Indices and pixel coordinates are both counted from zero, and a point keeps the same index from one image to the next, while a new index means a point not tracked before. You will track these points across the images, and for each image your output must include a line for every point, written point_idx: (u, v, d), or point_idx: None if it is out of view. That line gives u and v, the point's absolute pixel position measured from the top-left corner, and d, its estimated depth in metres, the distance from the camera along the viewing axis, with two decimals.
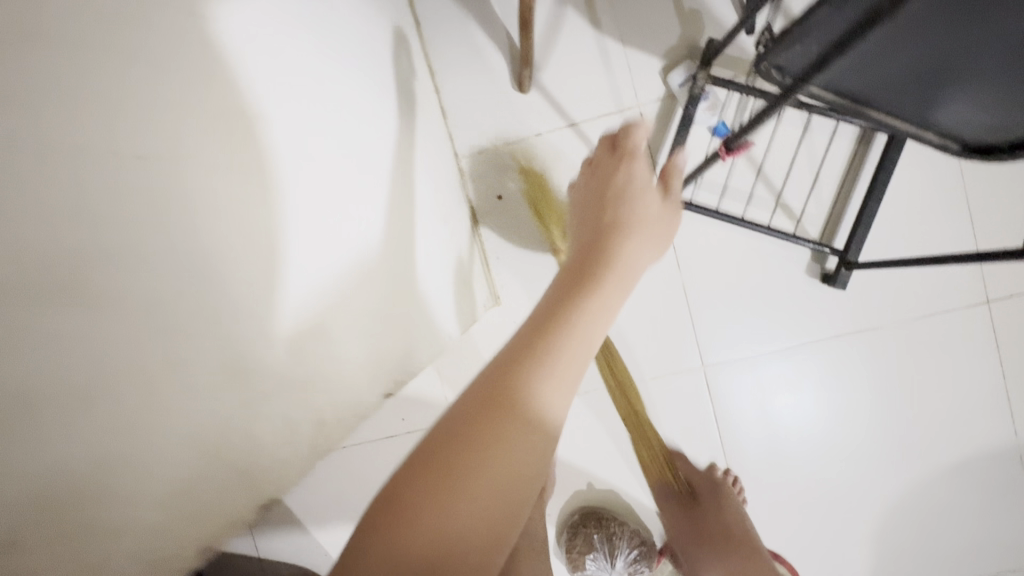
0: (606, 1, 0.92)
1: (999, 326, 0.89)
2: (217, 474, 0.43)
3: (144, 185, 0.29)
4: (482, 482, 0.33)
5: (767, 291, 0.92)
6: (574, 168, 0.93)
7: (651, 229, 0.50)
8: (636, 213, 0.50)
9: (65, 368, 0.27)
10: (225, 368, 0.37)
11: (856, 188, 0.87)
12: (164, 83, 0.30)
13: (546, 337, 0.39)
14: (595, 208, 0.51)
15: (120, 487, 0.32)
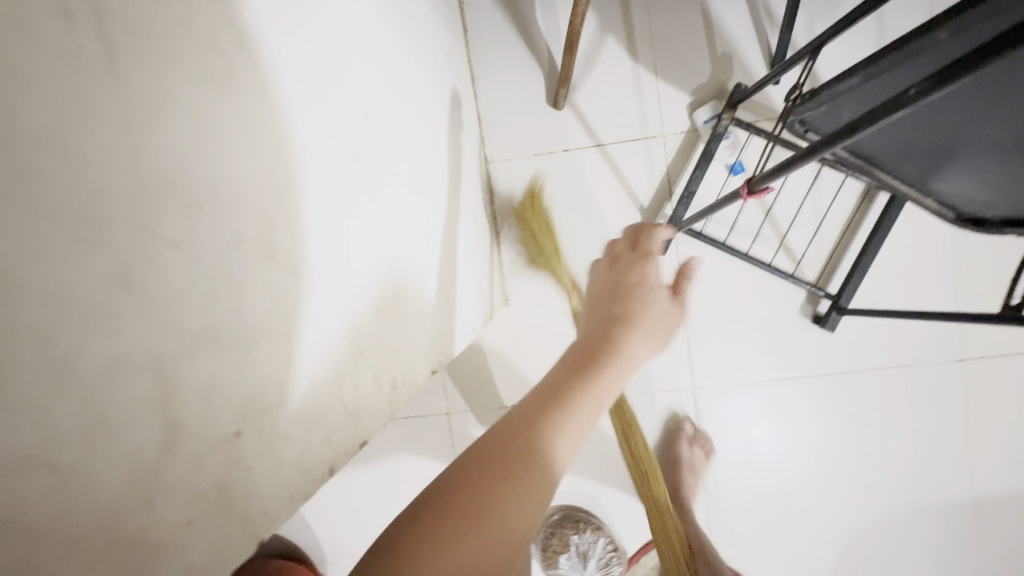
0: (645, 34, 0.97)
1: (971, 384, 0.96)
2: (329, 429, 0.38)
3: (274, 132, 0.30)
4: (475, 539, 0.34)
5: (761, 325, 0.98)
6: (595, 187, 0.99)
7: (655, 328, 0.50)
8: (644, 312, 0.51)
9: (196, 287, 0.25)
10: (328, 309, 0.36)
11: (855, 239, 0.93)
12: (300, 54, 0.32)
13: (545, 419, 0.41)
14: (616, 297, 0.52)
15: (254, 429, 0.30)
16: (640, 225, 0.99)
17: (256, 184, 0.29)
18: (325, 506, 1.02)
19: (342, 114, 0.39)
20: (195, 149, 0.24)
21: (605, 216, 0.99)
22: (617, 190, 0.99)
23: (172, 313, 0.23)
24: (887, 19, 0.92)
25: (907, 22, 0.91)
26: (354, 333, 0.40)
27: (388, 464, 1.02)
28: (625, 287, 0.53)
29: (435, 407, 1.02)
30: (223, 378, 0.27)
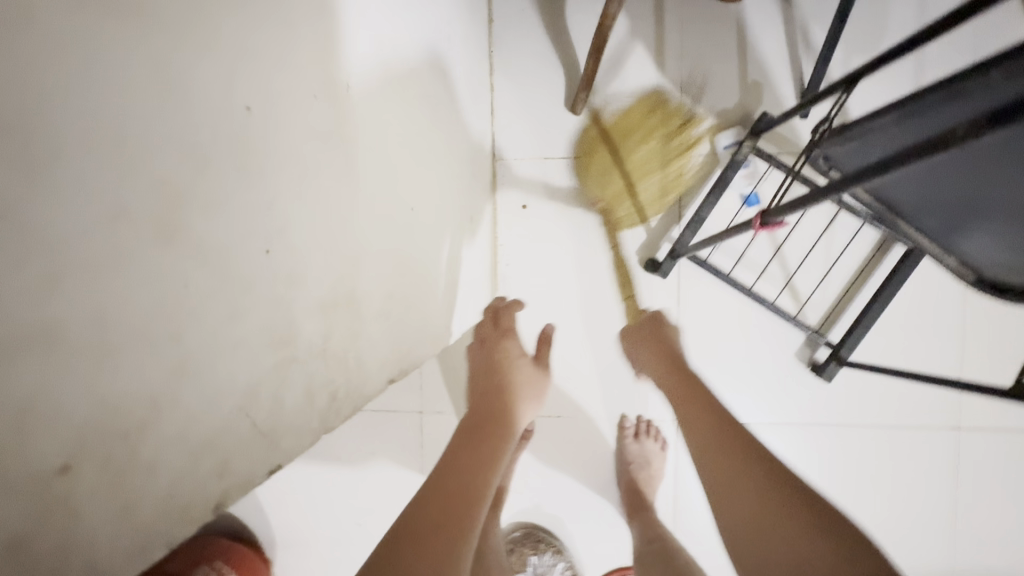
0: (675, 48, 0.93)
1: (964, 454, 0.92)
2: (248, 435, 0.34)
3: (218, 84, 0.27)
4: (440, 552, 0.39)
5: (755, 365, 0.93)
6: None
7: (531, 385, 0.64)
8: (522, 373, 0.64)
9: (82, 246, 0.21)
10: (264, 293, 0.32)
11: (864, 289, 0.89)
12: (265, 11, 0.29)
13: (481, 454, 0.49)
14: (497, 365, 0.64)
15: (159, 419, 0.26)
16: (643, 245, 0.95)
17: (184, 138, 0.25)
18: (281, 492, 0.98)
19: (322, 84, 0.35)
20: (102, 90, 0.21)
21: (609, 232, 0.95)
22: None
23: (50, 267, 0.20)
24: (928, 66, 0.88)
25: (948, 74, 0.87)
26: (291, 326, 0.35)
27: (351, 457, 0.98)
28: (502, 356, 0.66)
29: (408, 405, 0.98)
30: (91, 382, 0.22)
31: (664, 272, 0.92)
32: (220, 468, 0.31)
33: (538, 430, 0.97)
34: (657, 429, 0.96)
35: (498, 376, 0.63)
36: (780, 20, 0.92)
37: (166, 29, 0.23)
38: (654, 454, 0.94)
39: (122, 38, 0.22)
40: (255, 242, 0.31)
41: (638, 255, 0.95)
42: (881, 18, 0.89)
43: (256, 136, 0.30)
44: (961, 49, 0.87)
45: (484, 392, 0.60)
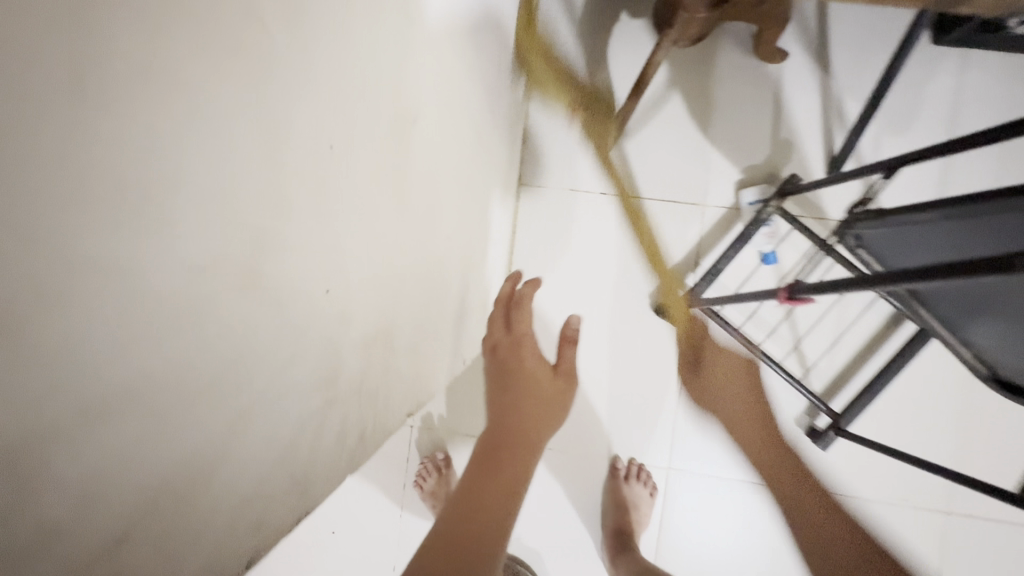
0: (711, 99, 0.94)
1: (950, 539, 0.91)
2: (284, 486, 0.34)
3: (317, 145, 0.28)
4: None
5: (752, 422, 0.93)
6: (620, 238, 0.95)
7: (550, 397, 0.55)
8: (537, 386, 0.55)
9: (195, 313, 0.22)
10: (321, 344, 0.33)
11: (870, 361, 0.89)
12: (355, 56, 0.30)
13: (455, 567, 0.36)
14: (509, 375, 0.56)
15: (223, 474, 0.27)
16: (657, 289, 0.95)
17: (283, 201, 0.26)
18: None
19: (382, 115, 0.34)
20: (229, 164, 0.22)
21: (622, 272, 0.95)
22: (641, 249, 0.95)
23: (165, 336, 0.21)
24: (953, 163, 0.90)
25: (973, 178, 0.89)
26: (338, 373, 0.36)
27: None
28: (516, 365, 0.57)
29: None
30: (176, 444, 0.23)
31: (673, 319, 0.92)
32: (256, 518, 0.32)
33: None
34: (648, 473, 0.94)
35: (516, 386, 0.55)
36: (817, 87, 0.93)
37: (288, 98, 0.25)
38: (643, 496, 0.92)
39: (234, 111, 0.22)
40: (323, 294, 0.31)
41: (649, 298, 0.95)
42: (915, 100, 0.91)
43: (337, 190, 0.30)
44: (990, 158, 0.89)
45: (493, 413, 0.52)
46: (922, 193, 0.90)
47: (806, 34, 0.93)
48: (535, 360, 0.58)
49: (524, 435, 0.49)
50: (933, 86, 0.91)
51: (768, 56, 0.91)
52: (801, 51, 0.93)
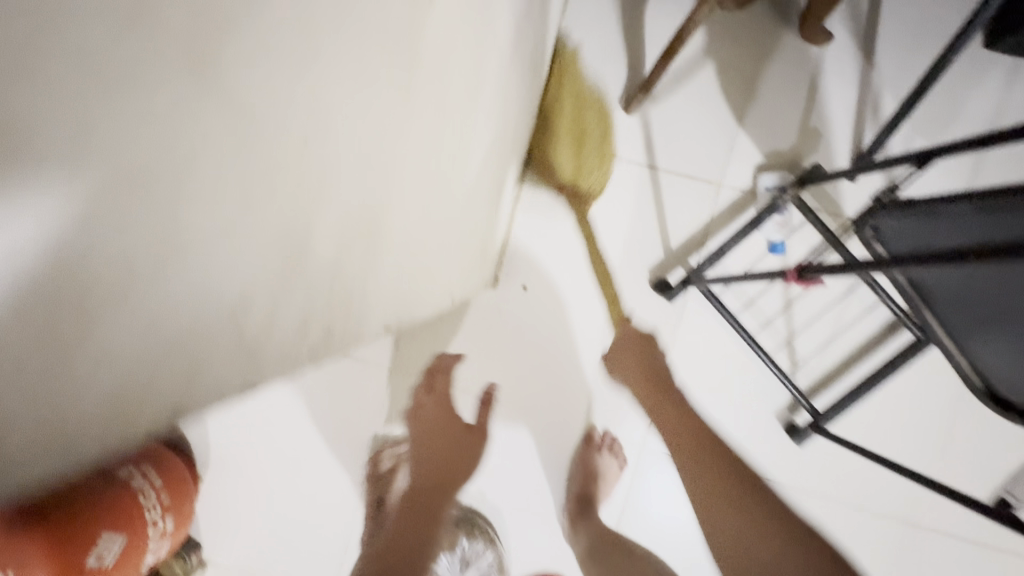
0: (745, 75, 0.90)
1: (913, 556, 0.90)
2: (253, 343, 0.32)
3: None
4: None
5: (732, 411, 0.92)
6: (628, 207, 0.92)
7: (475, 441, 0.90)
8: (460, 449, 0.89)
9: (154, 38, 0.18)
10: (309, 188, 0.30)
11: (861, 365, 0.88)
12: None
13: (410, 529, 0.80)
14: (438, 428, 0.89)
15: (178, 280, 0.23)
16: (658, 264, 0.92)
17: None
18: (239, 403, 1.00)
19: None
20: None
21: (623, 242, 0.92)
22: (647, 221, 0.92)
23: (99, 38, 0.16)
24: (990, 158, 0.86)
25: (1007, 172, 0.86)
26: (323, 232, 0.34)
27: (313, 390, 0.99)
28: (446, 426, 0.89)
29: (380, 357, 0.98)
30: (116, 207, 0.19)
31: (668, 296, 0.90)
32: (218, 365, 0.29)
33: (503, 416, 0.96)
34: (620, 446, 0.94)
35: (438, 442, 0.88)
36: (857, 77, 0.88)
37: None
38: (612, 466, 0.92)
39: None
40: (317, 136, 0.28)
41: (648, 273, 0.92)
42: (956, 106, 0.87)
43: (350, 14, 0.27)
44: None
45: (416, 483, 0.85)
46: (951, 188, 0.87)
47: (856, 19, 0.88)
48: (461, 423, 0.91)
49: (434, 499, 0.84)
50: (978, 94, 0.86)
51: (811, 36, 0.86)
52: (847, 36, 0.89)
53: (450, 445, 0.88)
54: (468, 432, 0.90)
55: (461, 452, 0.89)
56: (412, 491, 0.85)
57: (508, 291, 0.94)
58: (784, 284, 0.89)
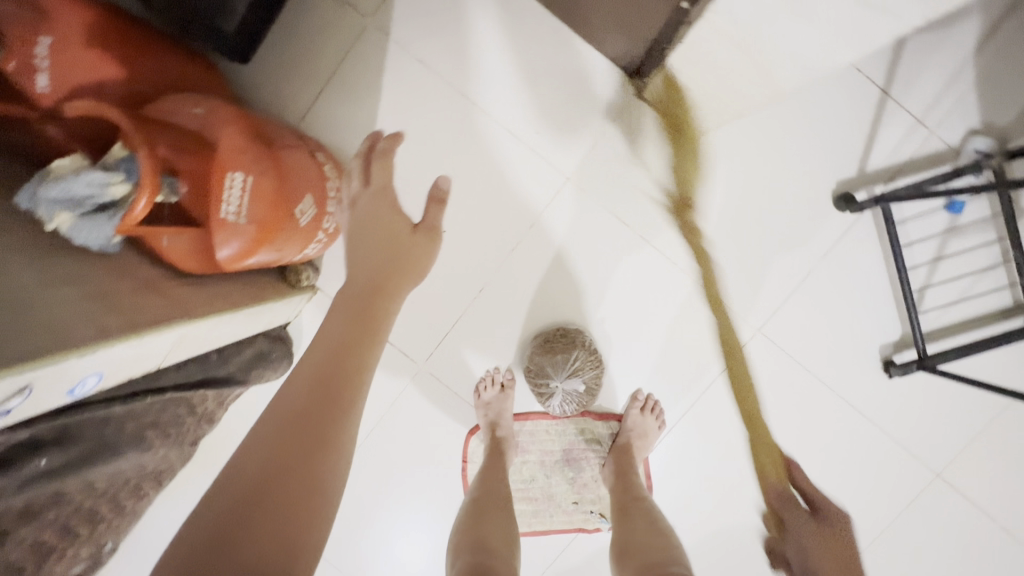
0: (1004, 42, 0.94)
1: (927, 494, 1.04)
2: None
3: None
4: (289, 497, 0.47)
5: (843, 331, 1.03)
6: (846, 119, 0.98)
7: (422, 253, 0.72)
8: (395, 238, 0.70)
9: None
10: None
11: (970, 331, 0.99)
12: None
13: (310, 398, 0.52)
14: (365, 226, 0.70)
15: None
16: (846, 180, 0.99)
17: None
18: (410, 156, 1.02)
19: None
20: None
21: (823, 149, 0.99)
22: (851, 140, 0.98)
23: None
24: None
25: None
26: None
27: (485, 169, 1.02)
28: (377, 214, 0.71)
29: (561, 164, 1.02)
30: None
31: (843, 210, 0.98)
32: None
33: (649, 261, 1.03)
34: (663, 411, 1.04)
35: (373, 230, 0.70)
36: None
37: None
38: (652, 423, 1.02)
39: None
40: None
41: (835, 185, 0.99)
42: None
43: None
44: None
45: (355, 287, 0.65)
46: None
47: None
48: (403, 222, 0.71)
49: (380, 302, 0.64)
50: None
51: None
52: None
53: (362, 253, 0.69)
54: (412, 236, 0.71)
55: (400, 248, 0.70)
56: (341, 309, 0.62)
57: (703, 150, 1.00)
58: (941, 240, 0.98)
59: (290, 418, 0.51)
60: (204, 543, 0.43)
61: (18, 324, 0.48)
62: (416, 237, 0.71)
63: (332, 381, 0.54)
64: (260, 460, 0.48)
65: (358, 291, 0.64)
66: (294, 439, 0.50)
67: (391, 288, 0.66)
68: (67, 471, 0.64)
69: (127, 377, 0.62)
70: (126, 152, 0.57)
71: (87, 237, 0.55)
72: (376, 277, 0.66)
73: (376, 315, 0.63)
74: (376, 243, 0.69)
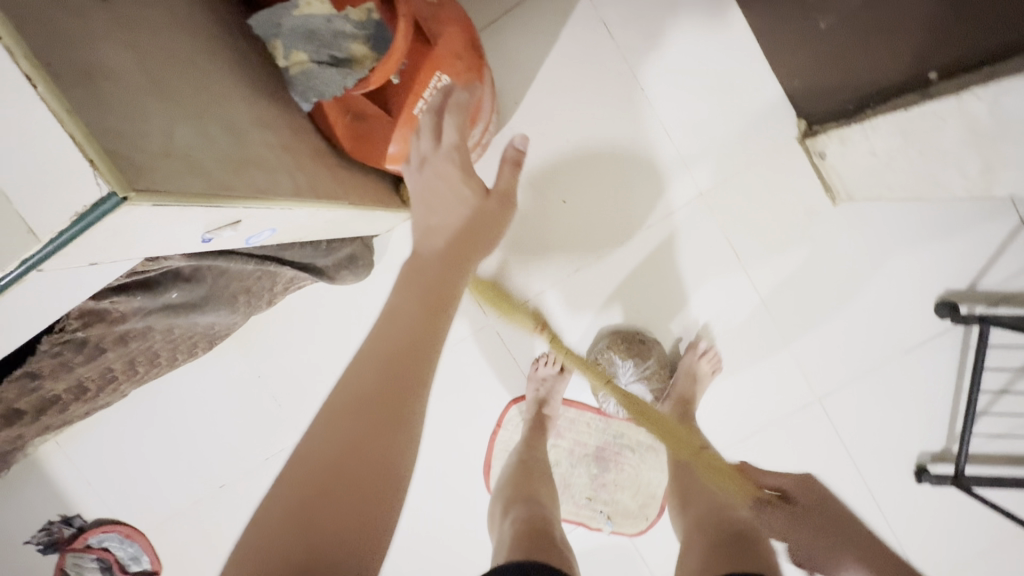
0: None
1: None
2: None
3: None
4: (361, 481, 0.43)
5: (892, 427, 1.05)
6: (976, 234, 0.98)
7: (495, 225, 0.59)
8: (471, 203, 0.58)
9: None
10: None
11: (1006, 466, 1.03)
12: None
13: (376, 373, 0.46)
14: (435, 190, 0.58)
15: None
16: (951, 291, 1.01)
17: None
18: (557, 116, 0.99)
19: None
20: None
21: (944, 255, 1.00)
22: (973, 253, 0.99)
23: None
24: None
25: None
26: None
27: (622, 156, 1.00)
28: (452, 180, 0.58)
29: (698, 179, 1.00)
30: None
31: (942, 317, 1.00)
32: None
33: (743, 301, 1.03)
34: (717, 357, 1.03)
35: (447, 190, 0.58)
36: None
37: None
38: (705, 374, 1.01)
39: None
40: None
41: (940, 293, 1.01)
42: None
43: None
44: None
45: (426, 247, 0.55)
46: None
47: None
48: (477, 181, 0.60)
49: (460, 263, 0.55)
50: None
51: None
52: None
53: (441, 210, 0.57)
54: (489, 205, 0.59)
55: (479, 212, 0.58)
56: (411, 271, 0.53)
57: (835, 216, 1.00)
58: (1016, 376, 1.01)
59: (358, 400, 0.45)
60: (292, 523, 0.41)
61: (238, 158, 0.44)
62: (489, 200, 0.59)
63: (398, 352, 0.47)
64: (331, 444, 0.44)
65: (435, 256, 0.54)
66: (366, 415, 0.44)
67: (471, 255, 0.56)
68: (181, 308, 0.61)
69: (279, 241, 0.59)
70: (374, 14, 0.53)
71: (311, 89, 0.51)
72: (450, 239, 0.55)
73: (451, 290, 0.52)
74: (455, 200, 0.58)
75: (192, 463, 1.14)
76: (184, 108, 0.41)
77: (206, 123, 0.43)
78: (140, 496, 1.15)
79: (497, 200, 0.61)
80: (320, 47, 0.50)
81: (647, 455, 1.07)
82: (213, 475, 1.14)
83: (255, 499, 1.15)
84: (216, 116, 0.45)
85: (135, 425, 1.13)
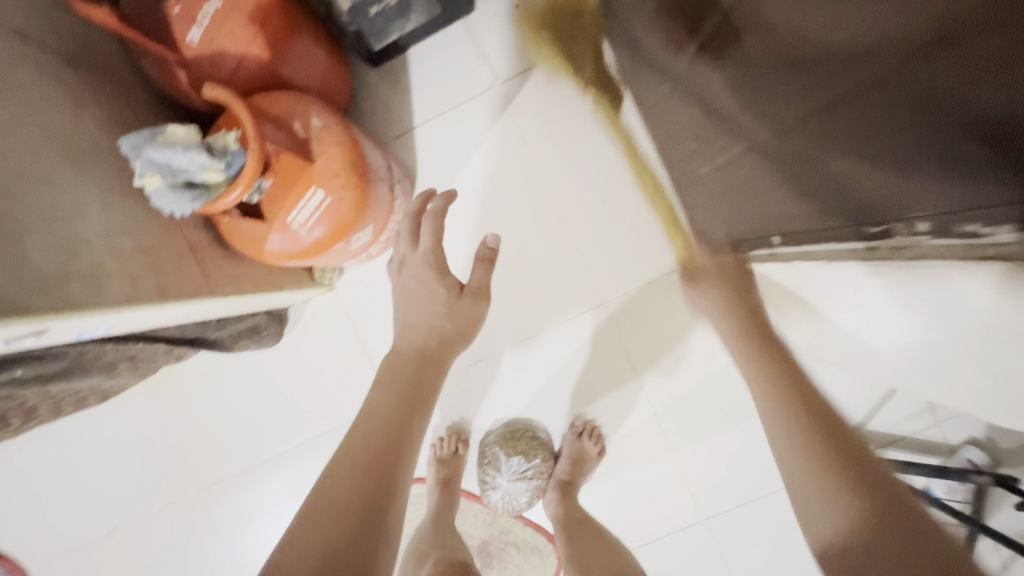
0: None
1: None
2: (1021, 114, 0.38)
3: None
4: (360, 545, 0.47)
5: (780, 559, 1.03)
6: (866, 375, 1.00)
7: (460, 325, 0.69)
8: (435, 306, 0.68)
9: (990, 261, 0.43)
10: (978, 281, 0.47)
11: None
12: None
13: (370, 457, 0.54)
14: (411, 292, 0.69)
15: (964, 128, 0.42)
16: None
17: None
18: (471, 214, 1.05)
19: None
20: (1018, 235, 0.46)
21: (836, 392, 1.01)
22: (865, 395, 1.00)
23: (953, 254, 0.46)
24: None
25: None
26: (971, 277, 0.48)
27: (529, 258, 1.04)
28: (425, 284, 0.68)
29: (600, 288, 1.04)
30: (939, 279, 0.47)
31: None
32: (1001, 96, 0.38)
33: (637, 412, 1.04)
34: (602, 438, 1.05)
35: (424, 291, 0.68)
36: None
37: None
38: (591, 452, 1.02)
39: None
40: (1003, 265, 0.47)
41: None
42: None
43: None
44: None
45: (411, 345, 0.66)
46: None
47: None
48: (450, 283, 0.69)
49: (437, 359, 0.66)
50: None
51: None
52: None
53: (414, 311, 0.68)
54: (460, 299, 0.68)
55: (455, 314, 0.68)
56: (401, 368, 0.64)
57: None
58: None
59: (344, 479, 0.52)
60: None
61: (59, 274, 0.49)
62: (466, 300, 0.69)
63: (394, 440, 0.56)
64: (320, 528, 0.48)
65: (410, 355, 0.65)
66: (368, 490, 0.51)
67: (443, 355, 0.67)
68: (33, 381, 0.65)
69: (133, 329, 0.63)
70: (235, 146, 0.59)
71: (164, 206, 0.57)
72: (422, 342, 0.66)
73: (422, 384, 0.63)
74: (430, 300, 0.68)
75: (85, 505, 1.14)
76: (3, 232, 0.45)
77: (28, 243, 0.47)
78: (31, 531, 1.15)
79: (471, 298, 0.69)
80: (175, 174, 0.56)
81: (531, 555, 1.06)
82: (103, 518, 1.14)
83: (140, 549, 1.14)
84: (52, 233, 0.50)
85: (35, 460, 1.14)
